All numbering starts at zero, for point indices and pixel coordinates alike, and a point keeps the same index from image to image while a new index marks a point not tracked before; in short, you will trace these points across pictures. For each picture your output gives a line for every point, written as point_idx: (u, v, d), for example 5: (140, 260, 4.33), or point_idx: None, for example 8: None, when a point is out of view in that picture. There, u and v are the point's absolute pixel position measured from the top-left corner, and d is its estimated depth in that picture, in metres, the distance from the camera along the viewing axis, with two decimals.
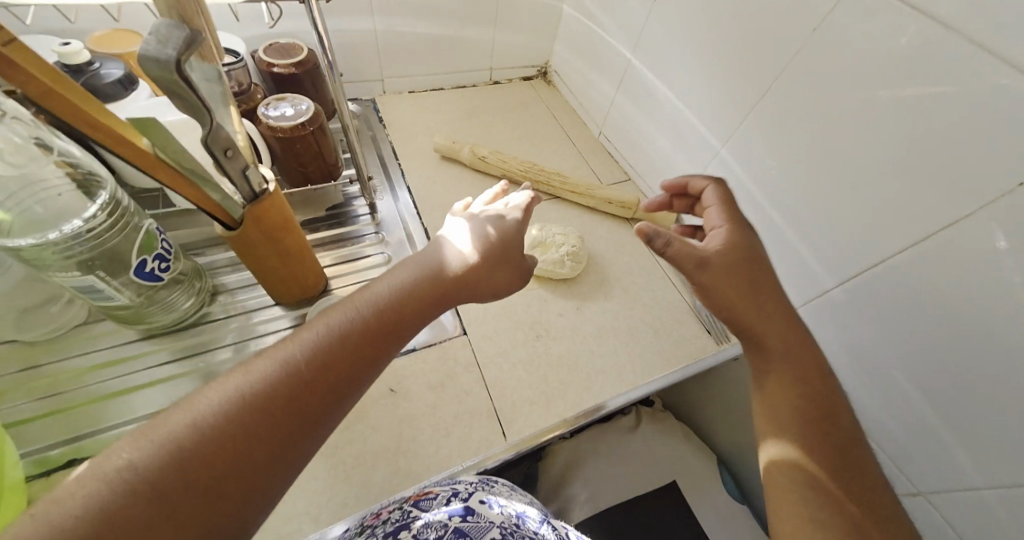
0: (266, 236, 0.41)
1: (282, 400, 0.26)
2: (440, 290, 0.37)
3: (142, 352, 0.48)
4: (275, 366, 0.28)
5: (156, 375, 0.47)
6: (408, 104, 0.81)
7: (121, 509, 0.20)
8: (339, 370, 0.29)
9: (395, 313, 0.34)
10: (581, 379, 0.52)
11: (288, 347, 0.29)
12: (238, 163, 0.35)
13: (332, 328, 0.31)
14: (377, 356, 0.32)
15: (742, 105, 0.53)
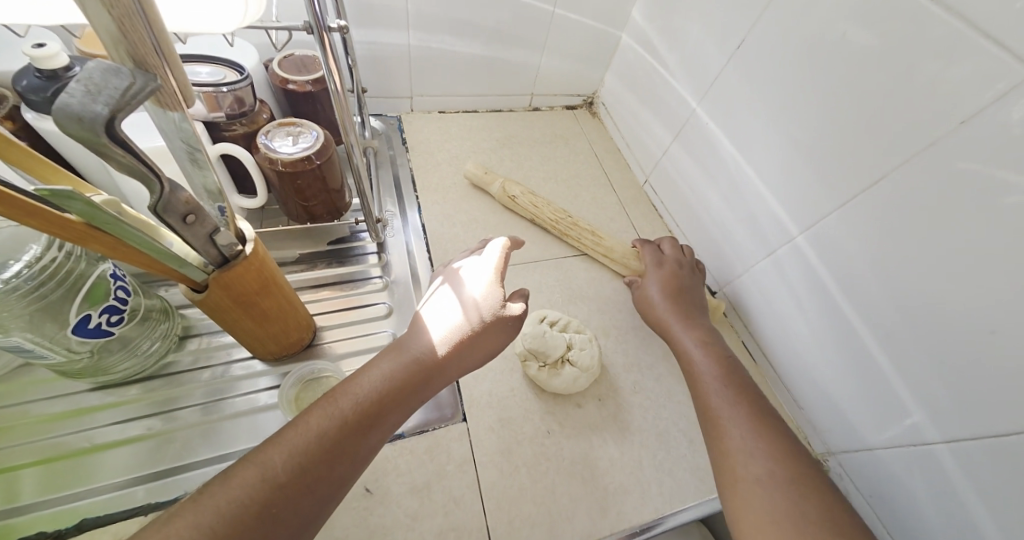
0: (239, 302, 0.34)
1: (262, 503, 0.26)
2: (417, 380, 0.34)
3: (109, 404, 0.42)
4: (259, 471, 0.27)
5: (119, 435, 0.40)
6: (437, 126, 0.74)
7: None
8: (318, 471, 0.28)
9: (381, 406, 0.32)
10: (596, 499, 0.43)
11: (279, 443, 0.29)
12: (205, 228, 0.28)
13: (322, 425, 0.30)
14: (359, 454, 0.31)
15: (835, 192, 0.43)
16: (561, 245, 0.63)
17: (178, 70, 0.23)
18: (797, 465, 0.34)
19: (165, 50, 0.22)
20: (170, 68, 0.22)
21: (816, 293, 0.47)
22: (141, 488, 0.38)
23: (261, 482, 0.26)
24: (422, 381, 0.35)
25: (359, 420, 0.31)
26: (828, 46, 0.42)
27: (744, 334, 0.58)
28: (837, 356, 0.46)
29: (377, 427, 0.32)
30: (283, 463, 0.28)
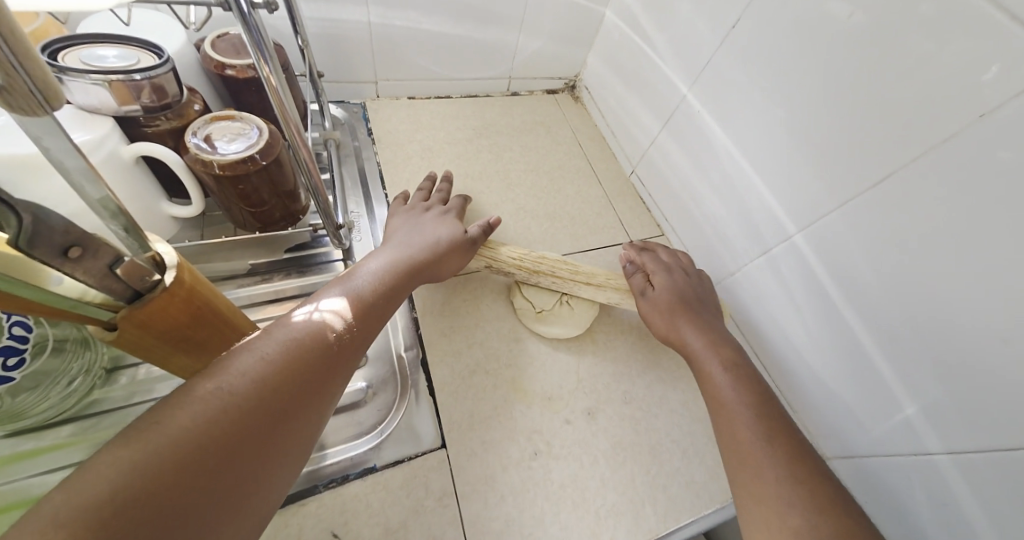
0: (163, 338, 0.29)
1: (270, 387, 0.25)
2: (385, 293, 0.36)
3: (47, 448, 0.36)
4: (257, 359, 0.25)
5: (59, 485, 0.35)
6: (407, 114, 0.67)
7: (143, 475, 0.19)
8: (319, 359, 0.28)
9: (356, 312, 0.32)
10: (588, 525, 0.40)
11: (247, 350, 0.26)
12: (101, 263, 0.22)
13: (298, 330, 0.28)
14: (354, 350, 0.31)
15: (838, 188, 0.40)
16: (545, 244, 0.59)
17: (37, 65, 0.17)
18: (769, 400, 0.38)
19: (10, 42, 0.15)
20: (23, 66, 0.16)
21: (815, 296, 0.44)
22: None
23: (258, 368, 0.25)
24: (388, 294, 0.37)
25: (341, 318, 0.31)
26: (833, 26, 0.38)
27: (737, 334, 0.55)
28: (834, 361, 0.44)
29: (364, 328, 0.32)
30: (258, 366, 0.25)
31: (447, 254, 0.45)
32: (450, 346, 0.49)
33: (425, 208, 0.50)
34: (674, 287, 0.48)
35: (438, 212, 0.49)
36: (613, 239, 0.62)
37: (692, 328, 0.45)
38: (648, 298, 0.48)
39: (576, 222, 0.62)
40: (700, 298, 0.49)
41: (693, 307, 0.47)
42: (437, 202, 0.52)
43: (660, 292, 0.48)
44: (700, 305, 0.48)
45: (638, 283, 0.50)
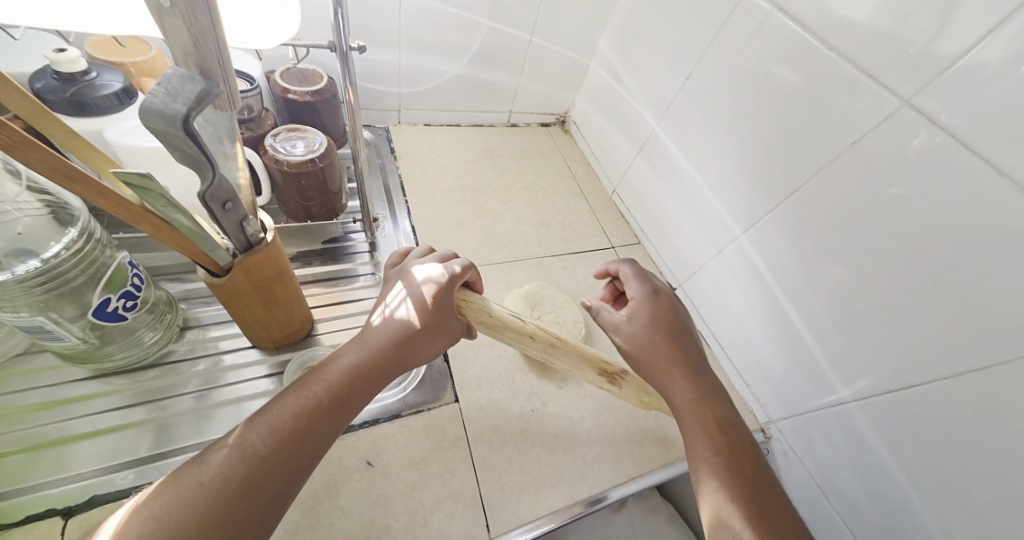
0: (255, 287, 0.37)
1: (243, 478, 0.29)
2: (365, 374, 0.37)
3: (95, 394, 0.43)
4: (236, 450, 0.30)
5: (100, 424, 0.41)
6: (424, 138, 0.79)
7: None
8: (288, 451, 0.32)
9: (335, 398, 0.35)
10: (576, 468, 0.48)
11: (232, 442, 0.31)
12: (237, 216, 0.31)
13: (269, 429, 0.32)
14: (323, 441, 0.34)
15: (768, 197, 0.52)
16: (539, 247, 0.70)
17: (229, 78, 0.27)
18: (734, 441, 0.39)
19: (222, 61, 0.26)
20: (225, 78, 0.27)
21: (758, 284, 0.55)
22: (125, 472, 0.39)
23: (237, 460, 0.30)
24: (372, 375, 0.38)
25: (315, 414, 0.34)
26: (761, 79, 0.51)
27: (700, 324, 0.66)
28: (775, 338, 0.54)
29: (340, 412, 0.35)
30: (229, 466, 0.30)
31: (432, 334, 0.41)
32: None
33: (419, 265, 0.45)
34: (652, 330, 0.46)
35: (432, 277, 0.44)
36: (597, 245, 0.73)
37: (680, 382, 0.42)
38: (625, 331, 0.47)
39: (566, 230, 0.73)
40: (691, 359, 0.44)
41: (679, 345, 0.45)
42: (431, 259, 0.46)
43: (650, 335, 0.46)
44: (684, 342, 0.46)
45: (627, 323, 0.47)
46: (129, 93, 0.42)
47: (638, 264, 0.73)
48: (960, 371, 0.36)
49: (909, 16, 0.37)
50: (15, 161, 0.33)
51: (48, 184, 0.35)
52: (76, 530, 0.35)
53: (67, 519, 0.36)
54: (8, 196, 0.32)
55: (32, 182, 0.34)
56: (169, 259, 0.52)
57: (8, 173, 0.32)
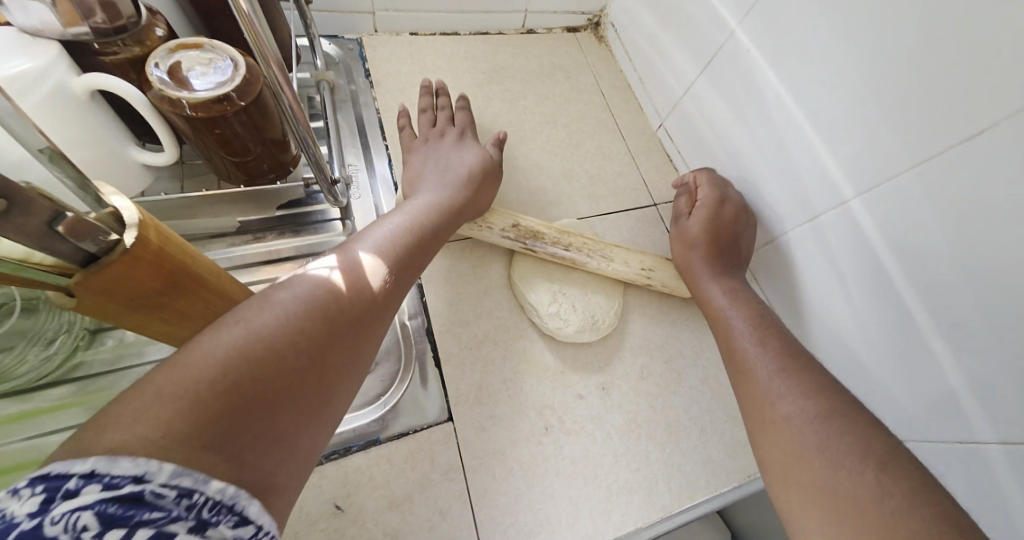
0: (132, 304, 0.25)
1: (314, 323, 0.24)
2: (423, 242, 0.35)
3: (60, 405, 0.34)
4: (296, 295, 0.24)
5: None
6: (409, 53, 0.60)
7: (189, 405, 0.17)
8: (360, 300, 0.27)
9: (399, 254, 0.32)
10: (600, 503, 0.38)
11: (287, 289, 0.25)
12: (31, 219, 0.18)
13: (320, 282, 0.26)
14: (389, 300, 0.30)
15: (911, 144, 0.34)
16: (561, 204, 0.54)
17: None
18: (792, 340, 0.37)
19: None
20: None
21: (867, 270, 0.39)
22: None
23: (300, 304, 0.24)
24: (428, 241, 0.36)
25: (383, 267, 0.30)
26: None
27: (765, 308, 0.52)
28: (878, 341, 0.40)
29: (406, 274, 0.32)
30: (276, 319, 0.22)
31: (480, 186, 0.44)
32: (458, 312, 0.45)
33: (440, 135, 0.49)
34: (710, 220, 0.48)
35: (455, 137, 0.49)
36: (635, 201, 0.56)
37: (716, 265, 0.46)
38: (683, 227, 0.50)
39: (595, 181, 0.57)
40: (734, 250, 0.47)
41: (724, 240, 0.47)
42: (448, 123, 0.51)
43: (699, 232, 0.48)
44: (733, 243, 0.48)
45: (683, 227, 0.50)
46: None
47: None
48: None
49: None
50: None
51: None
52: None
53: None
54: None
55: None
56: None
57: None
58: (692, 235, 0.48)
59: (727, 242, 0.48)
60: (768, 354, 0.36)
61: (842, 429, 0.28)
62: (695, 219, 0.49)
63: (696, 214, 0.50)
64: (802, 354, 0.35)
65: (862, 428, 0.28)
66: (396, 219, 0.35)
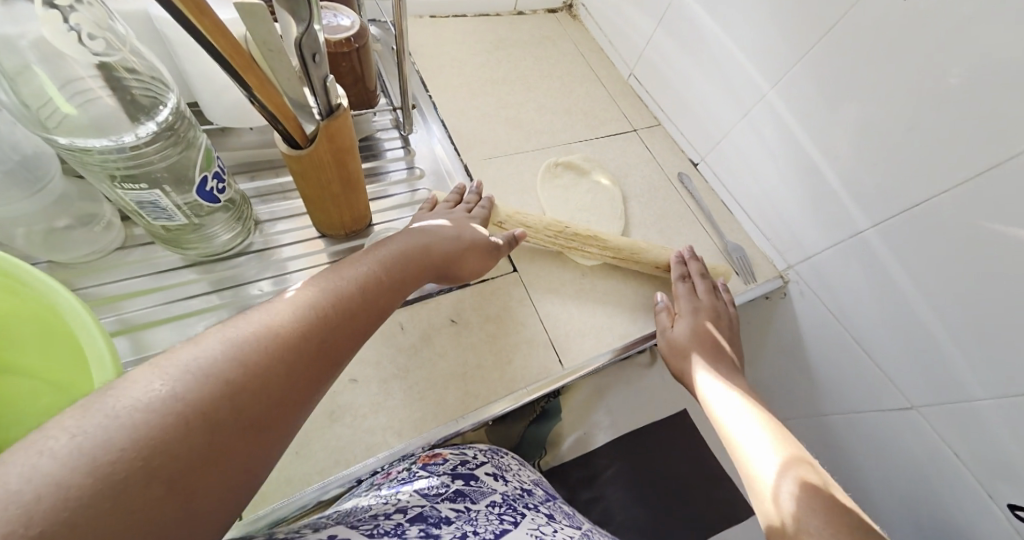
0: (334, 158, 0.39)
1: (270, 370, 0.23)
2: (392, 288, 0.35)
3: (183, 281, 0.45)
4: (261, 331, 0.24)
5: (198, 306, 0.45)
6: (432, 30, 0.76)
7: (137, 448, 0.17)
8: (319, 340, 0.26)
9: (366, 298, 0.32)
10: (626, 316, 0.55)
11: (252, 323, 0.25)
12: (321, 72, 0.33)
13: (288, 320, 0.26)
14: (352, 345, 0.29)
15: (796, 47, 0.53)
16: (566, 133, 0.71)
17: None
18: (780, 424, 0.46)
19: None
20: None
21: (782, 141, 0.58)
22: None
23: (262, 345, 0.23)
24: (400, 287, 0.36)
25: (343, 312, 0.29)
26: None
27: (722, 193, 0.70)
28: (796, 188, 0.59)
29: (377, 319, 0.32)
30: (235, 358, 0.22)
31: (469, 250, 0.45)
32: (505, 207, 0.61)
33: (451, 214, 0.50)
34: (695, 329, 0.52)
35: (465, 217, 0.49)
36: (620, 129, 0.74)
37: (703, 366, 0.51)
38: (670, 334, 0.53)
39: (589, 116, 0.74)
40: (716, 350, 0.53)
41: (710, 339, 0.53)
42: (464, 206, 0.51)
43: (684, 334, 0.52)
44: (715, 341, 0.53)
45: (665, 329, 0.53)
46: None
47: (661, 144, 0.75)
48: (972, 174, 0.41)
49: None
50: (116, 20, 0.32)
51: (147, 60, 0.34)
52: None
53: None
54: (97, 58, 0.30)
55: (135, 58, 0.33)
56: (223, 162, 0.53)
57: (110, 42, 0.31)
58: (680, 341, 0.52)
59: (714, 345, 0.53)
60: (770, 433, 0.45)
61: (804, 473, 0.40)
62: (679, 330, 0.53)
63: (679, 321, 0.53)
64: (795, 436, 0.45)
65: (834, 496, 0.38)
66: (361, 264, 0.34)
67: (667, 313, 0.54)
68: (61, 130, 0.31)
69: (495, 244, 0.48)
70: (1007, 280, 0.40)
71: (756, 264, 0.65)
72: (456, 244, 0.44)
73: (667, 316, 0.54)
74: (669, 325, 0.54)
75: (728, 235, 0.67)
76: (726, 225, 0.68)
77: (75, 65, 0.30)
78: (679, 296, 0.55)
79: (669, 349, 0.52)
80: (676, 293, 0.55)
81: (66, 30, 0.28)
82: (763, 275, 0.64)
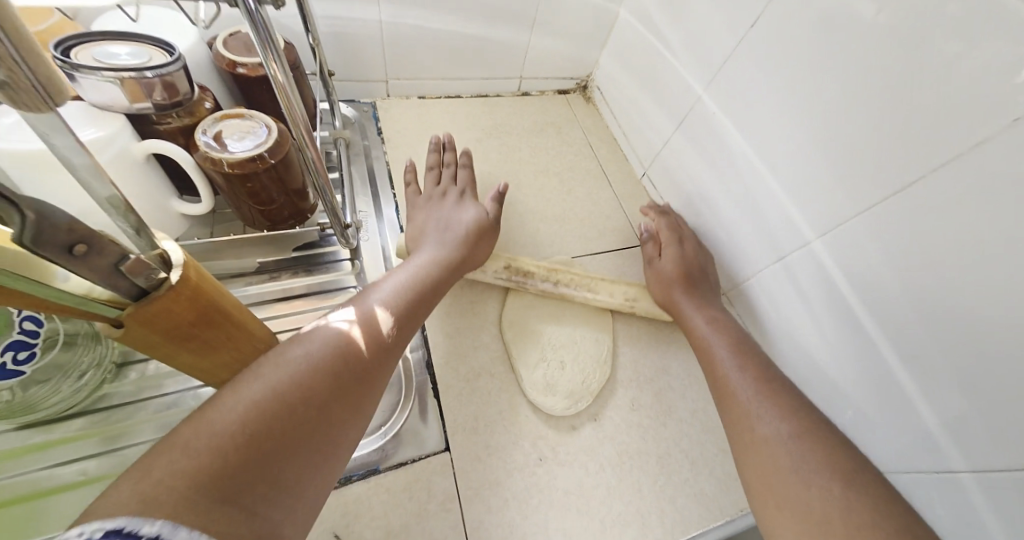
0: (169, 336, 0.29)
1: (301, 396, 0.27)
2: (408, 314, 0.37)
3: (49, 444, 0.36)
4: (286, 367, 0.28)
5: (64, 478, 0.35)
6: (417, 114, 0.67)
7: (189, 480, 0.20)
8: (343, 363, 0.30)
9: (390, 322, 0.35)
10: (594, 535, 0.39)
11: (285, 359, 0.28)
12: (107, 259, 0.22)
13: (318, 349, 0.30)
14: (378, 365, 0.33)
15: (858, 192, 0.38)
16: (554, 246, 0.58)
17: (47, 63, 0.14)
18: (795, 405, 0.37)
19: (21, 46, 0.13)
20: (28, 62, 0.13)
21: (835, 307, 0.42)
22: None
23: (289, 379, 0.27)
24: (414, 307, 0.39)
25: (370, 333, 0.33)
26: (855, 24, 0.36)
27: None
28: (854, 373, 0.42)
29: (393, 347, 0.35)
30: (265, 393, 0.26)
31: (478, 237, 0.49)
32: (457, 346, 0.48)
33: (442, 193, 0.54)
34: (680, 258, 0.53)
35: (455, 198, 0.53)
36: (625, 243, 0.61)
37: (688, 297, 0.50)
38: (657, 265, 0.54)
39: (586, 224, 0.62)
40: (707, 283, 0.52)
41: (695, 286, 0.51)
42: (453, 186, 0.55)
43: (679, 301, 0.50)
44: (705, 291, 0.51)
45: (651, 271, 0.54)
46: None
47: None
48: None
49: None
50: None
51: None
52: None
53: None
54: None
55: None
56: None
57: None
58: (666, 266, 0.52)
59: (700, 278, 0.52)
60: (753, 391, 0.38)
61: (811, 450, 0.33)
62: (666, 257, 0.54)
63: (667, 272, 0.52)
64: (804, 408, 0.37)
65: (847, 475, 0.31)
66: (380, 291, 0.38)
67: (654, 260, 0.55)
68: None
69: (488, 217, 0.51)
70: None
71: None
72: (470, 250, 0.48)
73: (653, 252, 0.55)
74: (654, 258, 0.55)
75: None
76: None
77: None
78: (664, 225, 0.57)
79: (654, 286, 0.53)
80: (660, 228, 0.57)
81: None
82: None
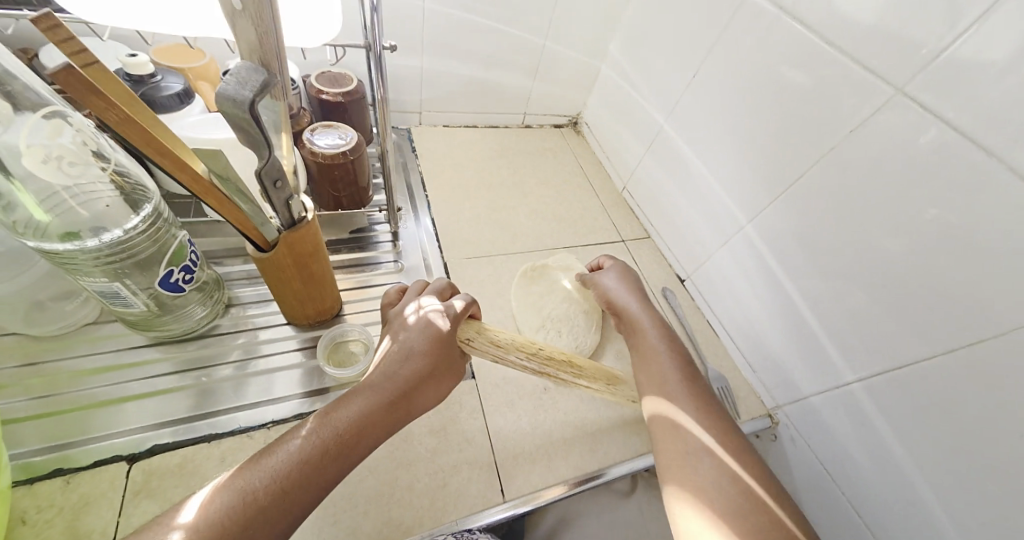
0: (295, 261, 0.42)
1: (249, 514, 0.28)
2: (383, 411, 0.36)
3: (147, 360, 0.47)
4: (251, 483, 0.29)
5: (155, 387, 0.45)
6: (442, 138, 0.84)
7: None
8: (300, 477, 0.30)
9: (357, 427, 0.34)
10: (587, 442, 0.50)
11: (254, 472, 0.30)
12: (284, 193, 0.36)
13: (281, 462, 0.31)
14: (339, 471, 0.32)
15: (771, 187, 0.54)
16: (552, 239, 0.73)
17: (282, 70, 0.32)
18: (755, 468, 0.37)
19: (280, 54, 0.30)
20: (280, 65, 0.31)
21: (764, 273, 0.57)
22: (167, 430, 0.43)
23: (247, 492, 0.29)
24: (391, 407, 0.36)
25: (332, 438, 0.33)
26: (762, 75, 0.53)
27: (707, 312, 0.68)
28: (781, 323, 0.56)
29: (359, 449, 0.34)
30: (221, 508, 0.28)
31: (435, 371, 0.40)
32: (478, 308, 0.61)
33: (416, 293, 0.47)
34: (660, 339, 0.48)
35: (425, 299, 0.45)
36: (608, 239, 0.76)
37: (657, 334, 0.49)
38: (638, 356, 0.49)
39: (577, 224, 0.77)
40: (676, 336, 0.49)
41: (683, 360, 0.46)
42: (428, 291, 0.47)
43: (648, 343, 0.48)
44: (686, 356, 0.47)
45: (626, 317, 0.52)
46: (188, 93, 0.47)
47: (648, 257, 0.75)
48: (953, 345, 0.38)
49: (909, 18, 0.38)
50: (102, 139, 0.37)
51: (130, 168, 0.38)
52: (138, 475, 0.40)
53: (132, 464, 0.40)
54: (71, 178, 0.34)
55: (118, 169, 0.37)
56: (215, 245, 0.57)
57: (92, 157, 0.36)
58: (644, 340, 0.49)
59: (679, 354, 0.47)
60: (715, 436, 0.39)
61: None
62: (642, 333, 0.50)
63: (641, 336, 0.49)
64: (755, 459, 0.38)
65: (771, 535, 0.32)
66: (357, 391, 0.37)
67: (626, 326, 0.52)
68: (31, 234, 0.34)
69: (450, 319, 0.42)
70: (1012, 476, 0.35)
71: (740, 396, 0.60)
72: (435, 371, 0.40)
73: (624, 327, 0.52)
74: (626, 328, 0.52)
75: (709, 359, 0.63)
76: (711, 349, 0.65)
77: (53, 184, 0.34)
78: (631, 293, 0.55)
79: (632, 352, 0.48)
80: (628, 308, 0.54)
81: (47, 156, 0.33)
82: (749, 411, 0.58)
